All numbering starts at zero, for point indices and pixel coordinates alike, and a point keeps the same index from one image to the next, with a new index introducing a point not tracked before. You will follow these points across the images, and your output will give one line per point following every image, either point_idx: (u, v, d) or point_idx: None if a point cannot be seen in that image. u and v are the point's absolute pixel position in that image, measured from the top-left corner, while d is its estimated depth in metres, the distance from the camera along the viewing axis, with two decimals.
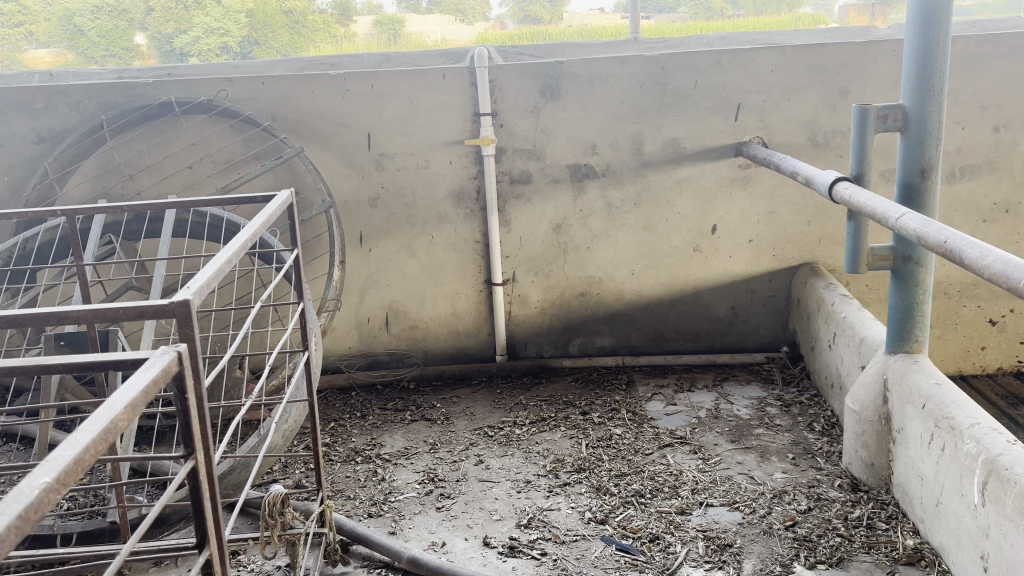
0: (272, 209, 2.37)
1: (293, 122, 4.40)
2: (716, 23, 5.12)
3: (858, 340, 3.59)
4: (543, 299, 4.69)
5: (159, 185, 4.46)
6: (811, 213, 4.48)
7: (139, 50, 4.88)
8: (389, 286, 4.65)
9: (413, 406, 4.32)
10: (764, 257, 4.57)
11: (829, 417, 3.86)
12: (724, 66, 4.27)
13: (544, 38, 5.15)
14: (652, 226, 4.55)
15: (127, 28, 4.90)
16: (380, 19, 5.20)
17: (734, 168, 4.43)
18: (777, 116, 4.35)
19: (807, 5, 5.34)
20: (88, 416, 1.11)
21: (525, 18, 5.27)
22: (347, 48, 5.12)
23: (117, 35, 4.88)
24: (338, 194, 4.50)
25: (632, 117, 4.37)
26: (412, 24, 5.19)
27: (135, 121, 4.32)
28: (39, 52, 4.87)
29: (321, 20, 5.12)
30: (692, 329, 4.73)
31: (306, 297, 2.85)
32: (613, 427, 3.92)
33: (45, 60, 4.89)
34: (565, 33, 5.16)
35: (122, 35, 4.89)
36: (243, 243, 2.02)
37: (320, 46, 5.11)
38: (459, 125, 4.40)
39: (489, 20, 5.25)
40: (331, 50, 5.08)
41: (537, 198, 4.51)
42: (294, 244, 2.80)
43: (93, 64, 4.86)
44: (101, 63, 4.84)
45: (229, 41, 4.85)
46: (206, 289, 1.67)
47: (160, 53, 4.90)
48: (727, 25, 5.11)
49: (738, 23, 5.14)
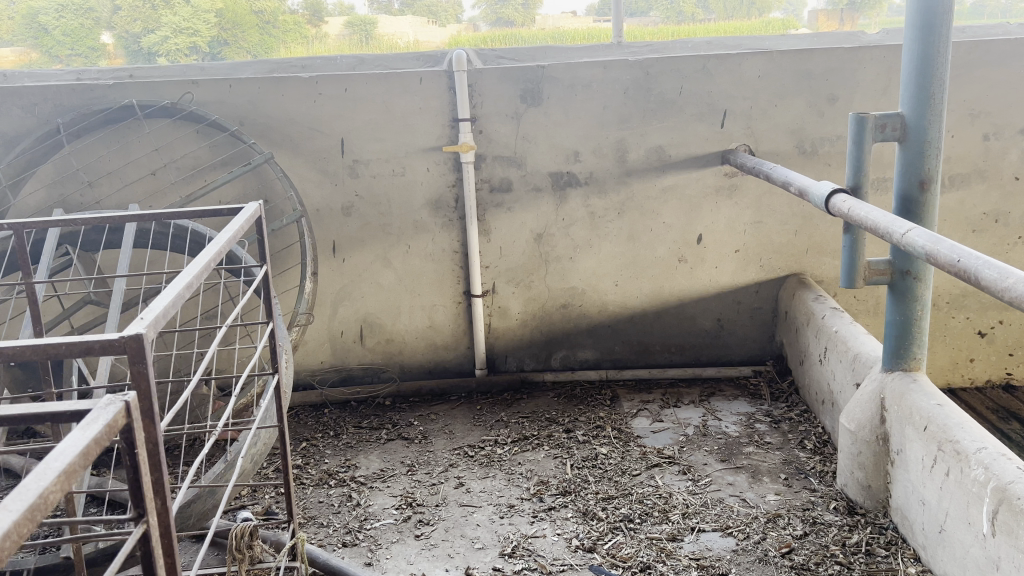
0: (239, 223, 2.19)
1: (262, 127, 4.21)
2: (685, 29, 5.01)
3: (852, 355, 3.47)
4: (524, 311, 4.53)
5: (120, 193, 4.25)
6: (799, 223, 4.36)
7: (105, 51, 4.63)
8: (364, 297, 4.47)
9: (389, 424, 4.14)
10: (751, 267, 4.45)
11: (821, 435, 3.74)
12: (710, 72, 4.15)
13: (516, 41, 5.02)
14: (636, 236, 4.41)
15: (92, 27, 4.61)
16: (353, 20, 5.01)
17: (720, 176, 4.30)
18: (764, 123, 4.22)
19: (777, 9, 5.03)
20: (12, 490, 0.94)
21: (497, 20, 5.09)
22: (319, 50, 4.93)
23: (83, 34, 4.60)
24: (310, 202, 4.32)
25: (615, 123, 4.23)
26: (384, 25, 5.01)
27: (94, 125, 4.12)
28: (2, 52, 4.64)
29: (292, 20, 4.89)
30: (677, 341, 4.59)
31: (277, 317, 2.64)
32: (598, 446, 3.77)
33: (8, 58, 4.66)
34: (538, 38, 5.06)
35: (87, 34, 4.61)
36: (206, 264, 1.83)
37: (291, 46, 4.90)
38: (436, 131, 4.24)
39: (461, 22, 5.02)
40: (302, 52, 4.89)
41: (518, 207, 4.36)
42: (264, 259, 2.60)
43: (55, 63, 4.66)
44: (66, 65, 4.63)
45: (198, 41, 4.63)
46: (161, 321, 1.49)
47: (127, 53, 4.66)
48: (699, 31, 5.01)
49: (711, 28, 5.00)
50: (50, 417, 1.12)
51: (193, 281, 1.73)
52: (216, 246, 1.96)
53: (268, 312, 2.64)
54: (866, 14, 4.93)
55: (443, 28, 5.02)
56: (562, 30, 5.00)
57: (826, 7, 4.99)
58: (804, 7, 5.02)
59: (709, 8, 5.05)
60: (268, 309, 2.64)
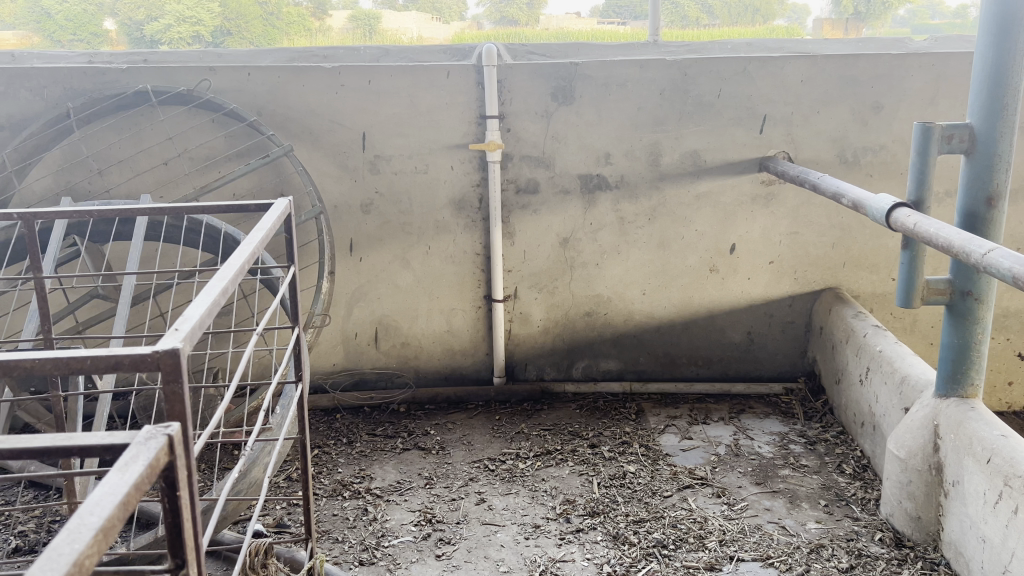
0: (270, 222, 2.00)
1: (280, 118, 4.02)
2: (691, 34, 4.63)
3: (899, 378, 3.30)
4: (547, 317, 4.36)
5: (131, 182, 4.07)
6: (836, 235, 4.19)
7: (108, 37, 4.44)
8: (380, 298, 4.30)
9: (404, 432, 3.96)
10: (785, 280, 4.28)
11: (860, 459, 3.56)
12: (751, 74, 3.96)
13: (519, 40, 4.77)
14: (667, 243, 4.23)
15: (95, 12, 4.43)
16: (357, 13, 4.84)
17: (756, 184, 4.12)
18: (805, 130, 4.04)
19: (781, 17, 4.75)
20: (39, 554, 0.77)
21: (502, 19, 4.87)
22: (322, 43, 4.75)
23: (86, 20, 4.42)
24: (328, 197, 4.14)
25: (650, 125, 4.05)
26: (388, 20, 4.79)
27: (106, 111, 3.93)
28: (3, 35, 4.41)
29: (295, 12, 4.67)
30: (704, 354, 4.42)
31: (303, 321, 2.45)
32: (626, 464, 3.59)
33: (9, 42, 4.44)
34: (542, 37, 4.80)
35: (90, 20, 4.43)
36: (240, 267, 1.65)
37: (295, 38, 4.67)
38: (462, 128, 4.06)
39: (466, 19, 4.85)
40: (306, 44, 4.68)
41: (544, 209, 4.17)
42: (292, 260, 2.41)
43: (57, 45, 4.48)
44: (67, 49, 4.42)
45: (199, 30, 4.42)
46: (198, 333, 1.31)
47: (130, 40, 4.47)
48: (705, 36, 4.64)
49: (714, 34, 4.67)
50: (78, 451, 0.98)
51: (229, 284, 1.54)
52: (248, 246, 1.78)
53: (293, 316, 2.45)
54: (871, 23, 4.57)
55: (447, 25, 4.82)
56: (568, 30, 4.82)
57: (831, 15, 4.61)
58: (807, 15, 4.68)
59: (715, 14, 4.71)
60: (294, 313, 2.45)
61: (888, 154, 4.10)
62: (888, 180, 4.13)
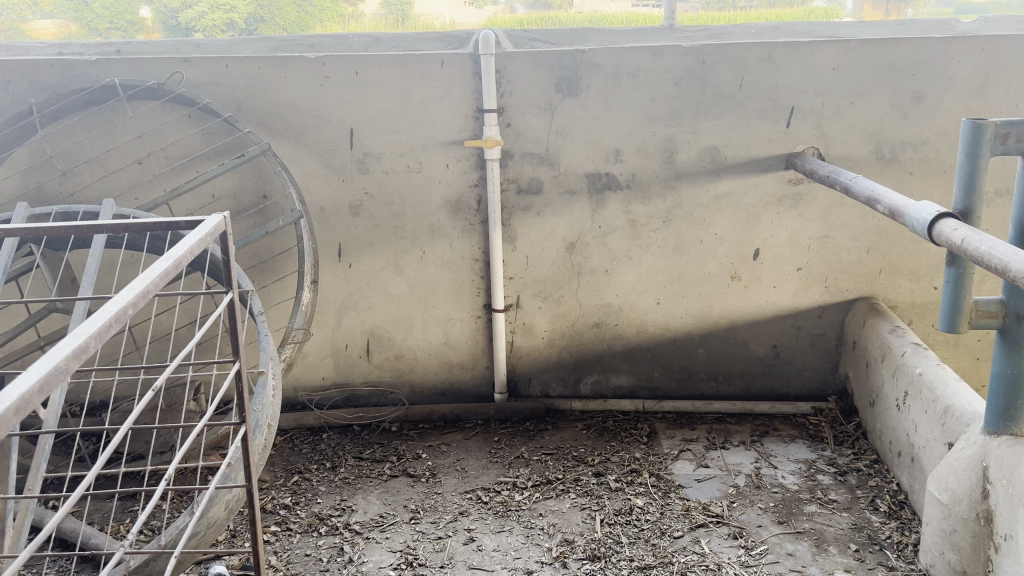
0: (180, 251, 1.67)
1: (261, 112, 3.70)
2: (727, 15, 4.04)
3: (942, 408, 2.90)
4: (552, 329, 4.01)
5: (102, 183, 3.80)
6: (872, 239, 3.78)
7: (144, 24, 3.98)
8: (371, 308, 3.98)
9: (393, 456, 3.64)
10: (814, 289, 3.88)
11: (896, 494, 3.17)
12: (776, 62, 3.55)
13: (553, 24, 4.12)
14: (683, 249, 3.85)
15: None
16: None
17: (783, 183, 3.72)
18: (837, 123, 3.64)
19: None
20: None
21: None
22: (356, 30, 4.11)
23: (122, 7, 3.97)
24: (314, 199, 3.82)
25: (664, 118, 3.66)
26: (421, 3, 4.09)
27: (74, 107, 3.64)
28: (40, 24, 3.98)
29: None
30: (724, 369, 4.05)
31: (245, 355, 2.12)
32: (633, 497, 3.24)
33: (48, 32, 3.99)
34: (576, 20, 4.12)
35: (127, 7, 3.98)
36: (115, 315, 1.33)
37: (327, 24, 4.09)
38: (458, 123, 3.70)
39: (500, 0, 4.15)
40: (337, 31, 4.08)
41: (548, 212, 3.82)
42: (230, 283, 2.08)
43: (95, 37, 3.99)
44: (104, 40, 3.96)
45: (233, 16, 3.97)
46: (8, 423, 0.98)
47: (166, 28, 4.00)
48: (739, 19, 4.03)
49: (751, 15, 4.05)
50: None
51: (87, 343, 1.22)
52: (136, 285, 1.45)
53: (233, 350, 2.12)
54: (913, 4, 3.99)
55: (479, 8, 4.13)
56: (600, 13, 4.16)
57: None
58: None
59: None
60: (234, 345, 2.12)
61: (931, 149, 3.68)
62: (930, 178, 3.72)
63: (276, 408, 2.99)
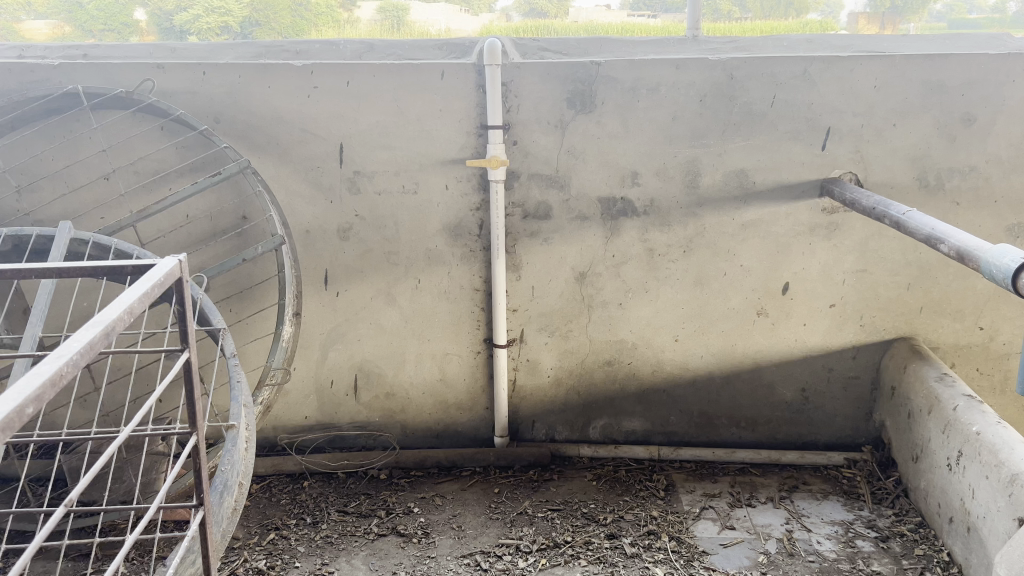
0: (115, 314, 1.31)
1: (242, 125, 3.33)
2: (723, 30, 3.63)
3: (1007, 476, 2.55)
4: (558, 367, 3.65)
5: (65, 200, 3.44)
6: (913, 274, 3.43)
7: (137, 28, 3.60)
8: (360, 341, 3.63)
9: (382, 510, 3.26)
10: (848, 327, 3.53)
11: (948, 567, 2.81)
12: (812, 78, 3.20)
13: (548, 33, 3.74)
14: (705, 282, 3.50)
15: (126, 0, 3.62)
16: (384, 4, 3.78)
17: (816, 213, 3.37)
18: (877, 147, 3.29)
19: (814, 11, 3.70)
20: None
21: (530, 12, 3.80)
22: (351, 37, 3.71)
23: (114, 9, 3.60)
24: (299, 221, 3.45)
25: (687, 139, 3.30)
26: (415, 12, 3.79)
27: (33, 116, 3.26)
28: (33, 25, 3.63)
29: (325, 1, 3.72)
30: (748, 414, 3.69)
31: (203, 428, 1.75)
32: (652, 565, 2.87)
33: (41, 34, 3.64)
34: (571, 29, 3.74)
35: (120, 9, 3.62)
36: (5, 421, 0.96)
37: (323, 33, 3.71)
38: (459, 140, 3.35)
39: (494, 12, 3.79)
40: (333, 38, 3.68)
41: (557, 238, 3.46)
42: (187, 342, 1.70)
43: (88, 39, 3.63)
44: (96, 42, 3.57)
45: (228, 19, 3.61)
46: None
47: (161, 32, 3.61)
48: (734, 31, 3.63)
49: (747, 27, 3.64)
50: None
51: None
52: (44, 370, 1.08)
53: (190, 423, 1.74)
54: (909, 19, 3.60)
55: (475, 16, 3.78)
56: (597, 22, 3.79)
57: (866, 8, 3.60)
58: (843, 7, 3.65)
59: (746, 4, 3.68)
60: (191, 416, 1.75)
61: (979, 177, 3.34)
62: (977, 208, 3.38)
63: (249, 464, 2.61)
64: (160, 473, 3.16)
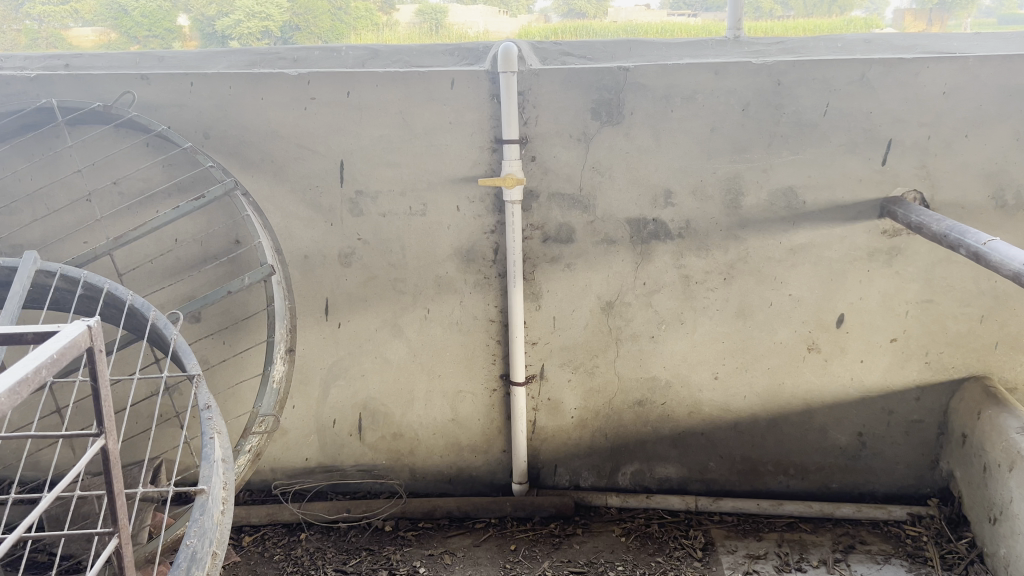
0: None
1: (233, 141, 3.02)
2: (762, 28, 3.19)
3: None
4: (583, 406, 3.29)
5: (47, 223, 3.16)
6: (986, 305, 3.02)
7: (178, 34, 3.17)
8: (365, 377, 3.30)
9: (385, 570, 2.93)
10: (911, 365, 3.12)
11: None
12: (871, 84, 2.80)
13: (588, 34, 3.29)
14: (749, 313, 3.11)
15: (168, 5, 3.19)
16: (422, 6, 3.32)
17: (875, 235, 2.97)
18: (945, 161, 2.88)
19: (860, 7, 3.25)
20: None
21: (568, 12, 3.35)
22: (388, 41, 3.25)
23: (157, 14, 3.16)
24: (296, 246, 3.13)
25: (728, 152, 2.92)
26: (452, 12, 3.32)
27: (7, 132, 2.97)
28: (80, 32, 3.20)
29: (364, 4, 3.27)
30: (797, 461, 3.30)
31: (124, 529, 1.45)
32: None
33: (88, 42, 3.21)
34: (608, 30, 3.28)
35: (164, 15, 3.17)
36: None
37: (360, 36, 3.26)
38: (471, 157, 3.00)
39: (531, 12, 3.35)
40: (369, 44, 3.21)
41: (581, 264, 3.09)
42: (103, 426, 1.38)
43: (133, 47, 3.18)
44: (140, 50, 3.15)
45: (269, 24, 3.17)
46: None
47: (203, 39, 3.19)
48: (776, 29, 3.19)
49: (789, 24, 3.20)
50: None
51: None
52: None
53: (110, 523, 1.45)
54: (958, 15, 3.14)
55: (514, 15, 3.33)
56: (635, 23, 3.36)
57: (912, 4, 3.18)
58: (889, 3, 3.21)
59: (789, 2, 3.23)
60: (111, 514, 1.45)
61: None
62: None
63: (225, 532, 2.24)
64: (148, 521, 2.77)
